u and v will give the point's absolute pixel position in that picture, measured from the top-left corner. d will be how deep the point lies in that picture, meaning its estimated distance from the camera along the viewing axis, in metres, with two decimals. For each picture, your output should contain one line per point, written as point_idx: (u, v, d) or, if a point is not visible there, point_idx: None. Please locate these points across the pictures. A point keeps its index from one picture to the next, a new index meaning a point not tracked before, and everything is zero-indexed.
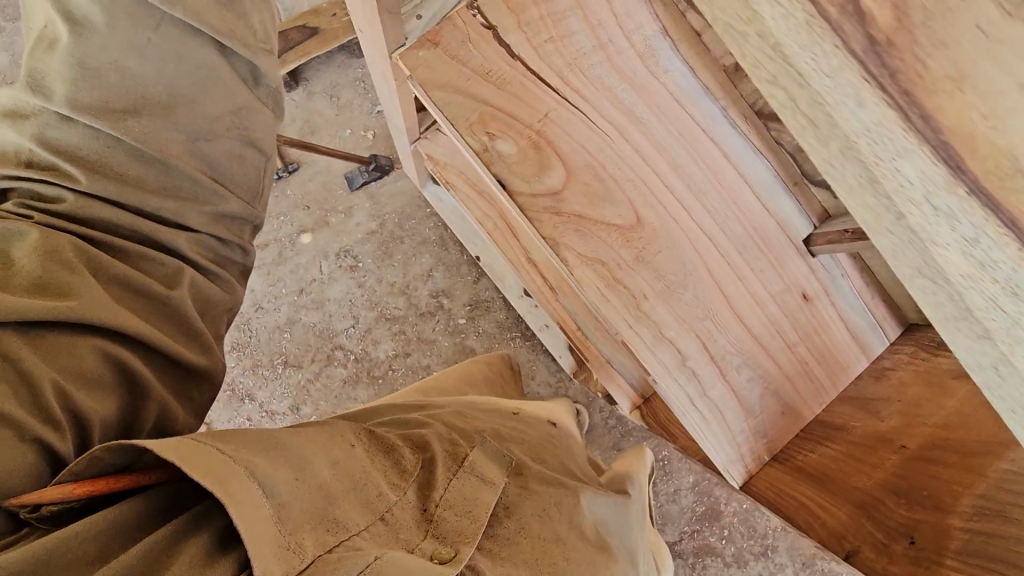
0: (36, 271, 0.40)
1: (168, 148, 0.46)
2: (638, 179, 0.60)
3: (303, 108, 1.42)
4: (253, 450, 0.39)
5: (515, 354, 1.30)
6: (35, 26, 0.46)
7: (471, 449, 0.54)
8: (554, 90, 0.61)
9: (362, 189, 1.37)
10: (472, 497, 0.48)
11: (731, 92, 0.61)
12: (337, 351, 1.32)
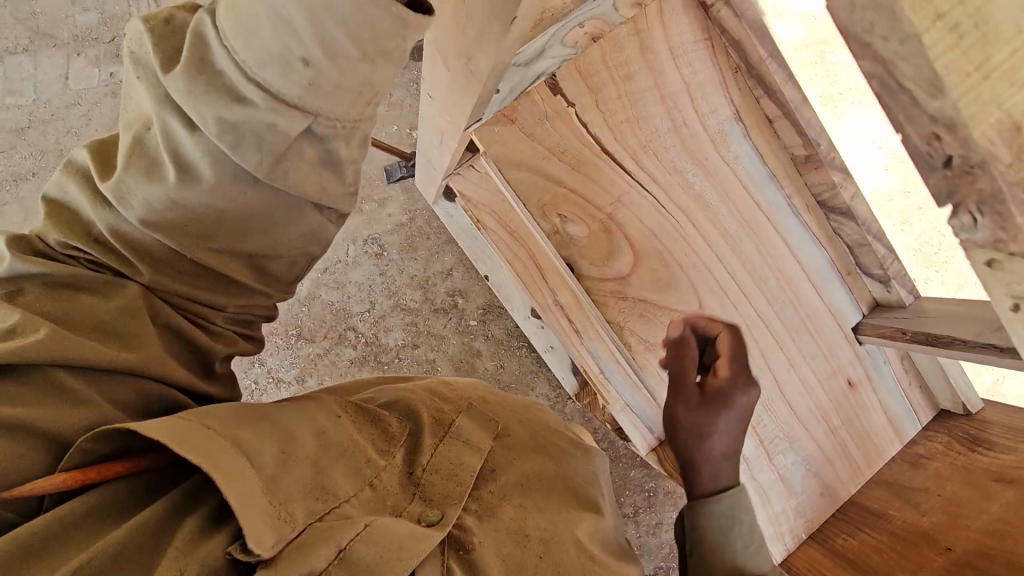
0: (98, 323, 0.55)
1: (230, 266, 0.58)
2: (702, 271, 0.90)
3: None
4: (244, 430, 0.58)
5: (520, 360, 1.71)
6: (134, 128, 0.54)
7: (454, 417, 0.79)
8: (631, 179, 0.89)
9: (398, 182, 1.75)
10: (456, 465, 0.71)
11: (795, 183, 0.89)
12: (348, 332, 1.73)
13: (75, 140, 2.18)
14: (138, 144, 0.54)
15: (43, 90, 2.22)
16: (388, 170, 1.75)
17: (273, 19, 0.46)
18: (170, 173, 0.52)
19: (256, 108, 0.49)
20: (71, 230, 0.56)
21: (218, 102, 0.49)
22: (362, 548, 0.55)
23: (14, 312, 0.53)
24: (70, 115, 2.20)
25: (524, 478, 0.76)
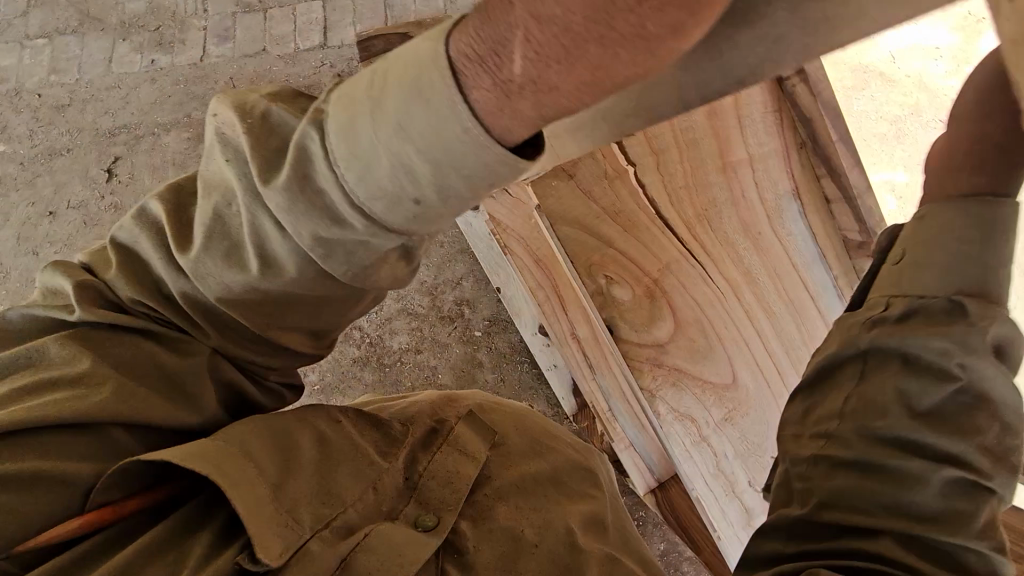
0: (153, 379, 0.67)
1: (287, 340, 0.70)
2: (732, 338, 1.09)
3: None
4: (249, 439, 0.65)
5: (522, 376, 1.72)
6: (208, 210, 0.64)
7: (457, 424, 0.80)
8: (682, 245, 1.10)
9: None
10: (453, 474, 0.74)
11: (840, 263, 1.08)
12: (354, 330, 1.74)
13: (110, 121, 2.23)
14: (220, 226, 0.64)
15: (85, 70, 2.29)
16: None
17: (391, 159, 0.55)
18: (255, 267, 0.63)
19: (353, 232, 0.59)
20: (139, 285, 0.67)
21: (317, 223, 0.58)
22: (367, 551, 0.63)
23: (82, 359, 0.64)
24: (108, 97, 2.26)
25: (522, 480, 0.78)
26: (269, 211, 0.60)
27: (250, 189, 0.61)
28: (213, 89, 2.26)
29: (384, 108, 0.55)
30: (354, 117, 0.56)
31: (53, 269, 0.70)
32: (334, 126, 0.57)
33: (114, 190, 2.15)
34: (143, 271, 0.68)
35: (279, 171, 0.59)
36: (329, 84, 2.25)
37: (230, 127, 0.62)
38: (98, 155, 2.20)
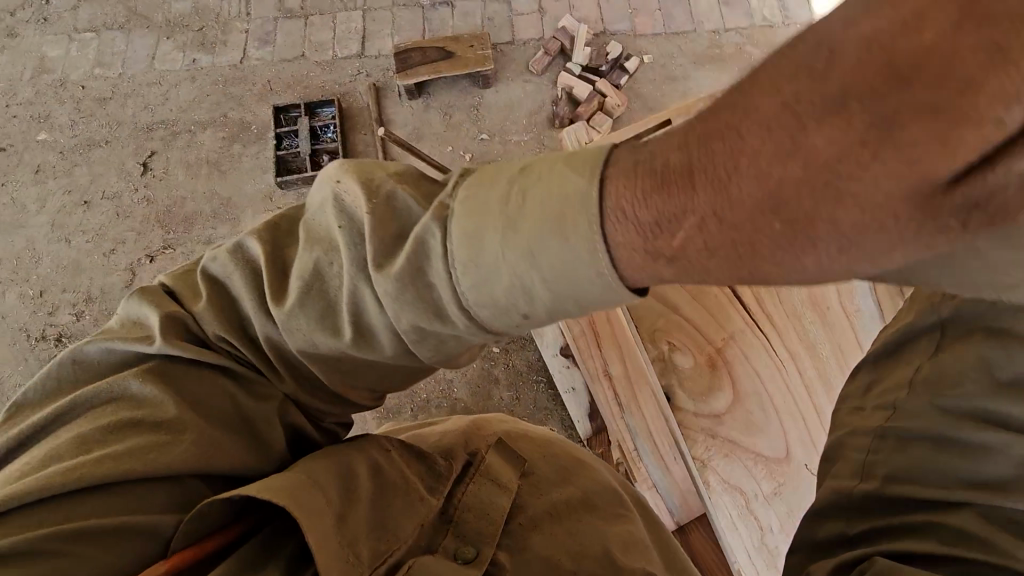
0: (233, 423, 0.77)
1: (351, 389, 0.78)
2: (793, 418, 1.19)
3: (420, 116, 2.27)
4: (315, 471, 0.71)
5: (537, 393, 1.82)
6: (304, 269, 0.71)
7: (490, 456, 0.87)
8: (748, 318, 1.25)
9: None
10: (489, 506, 0.81)
11: None
12: None
13: (149, 116, 2.28)
14: (319, 284, 0.71)
15: (129, 66, 2.36)
16: None
17: (513, 280, 0.62)
18: (349, 337, 0.70)
19: (455, 331, 0.67)
20: (226, 325, 0.76)
21: (421, 317, 0.66)
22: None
23: (168, 408, 0.74)
24: (149, 93, 2.32)
25: (553, 510, 0.85)
26: (374, 288, 0.67)
27: (360, 265, 0.68)
28: (250, 91, 2.31)
29: (517, 223, 0.61)
30: (484, 229, 0.62)
31: (140, 298, 0.79)
32: (457, 231, 0.63)
33: (148, 184, 2.18)
34: (224, 313, 0.77)
35: (395, 260, 0.66)
36: (363, 92, 2.29)
37: (354, 199, 0.69)
38: (135, 148, 2.24)
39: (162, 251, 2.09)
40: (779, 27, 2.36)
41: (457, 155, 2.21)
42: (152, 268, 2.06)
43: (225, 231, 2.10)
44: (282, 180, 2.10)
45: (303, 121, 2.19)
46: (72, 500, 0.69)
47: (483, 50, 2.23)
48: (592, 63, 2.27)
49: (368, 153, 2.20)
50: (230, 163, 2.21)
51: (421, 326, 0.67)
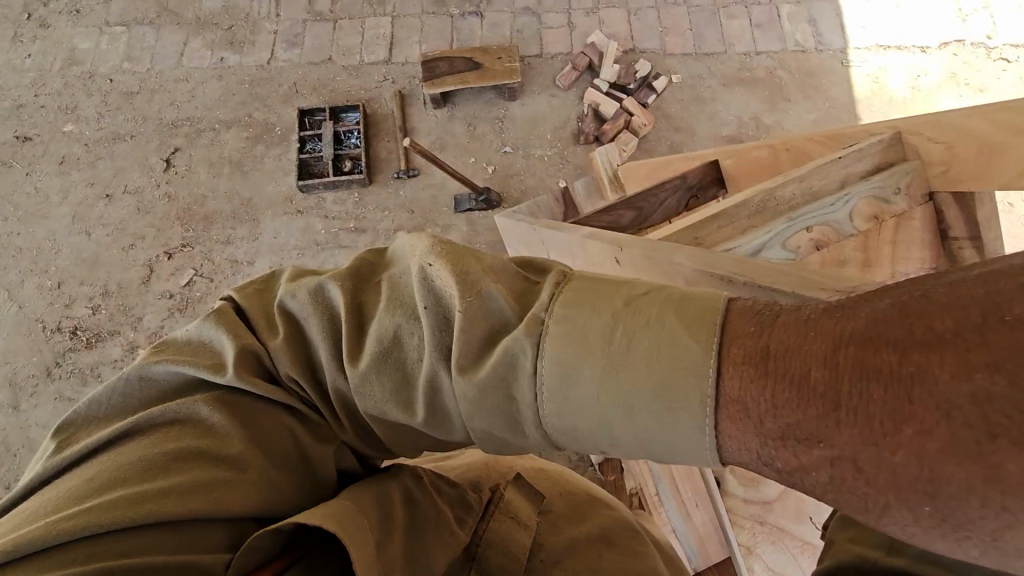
0: (291, 465, 0.73)
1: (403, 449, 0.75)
2: None
3: (444, 125, 2.26)
4: (356, 504, 0.69)
5: None
6: (379, 338, 0.69)
7: (511, 492, 0.85)
8: None
9: (465, 212, 2.08)
10: (512, 541, 0.78)
11: None
12: None
13: (175, 113, 2.29)
14: (393, 359, 0.69)
15: (158, 62, 2.37)
16: (457, 200, 2.09)
17: (599, 420, 0.59)
18: (422, 415, 0.67)
19: (528, 444, 0.65)
20: (301, 368, 0.74)
21: (496, 422, 0.64)
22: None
23: (233, 440, 0.70)
24: (176, 89, 2.33)
25: (575, 545, 0.81)
26: (454, 379, 0.65)
27: (443, 350, 0.66)
28: (275, 92, 2.31)
29: (620, 369, 0.58)
30: (582, 366, 0.59)
31: (215, 320, 0.76)
32: (552, 358, 0.60)
33: (170, 180, 2.19)
34: (301, 352, 0.74)
35: (482, 366, 0.63)
36: (389, 99, 2.29)
37: (444, 286, 0.66)
38: (159, 144, 2.25)
39: (180, 249, 2.08)
40: (811, 52, 2.33)
41: (480, 167, 2.20)
42: (170, 265, 2.06)
43: (245, 232, 2.10)
44: (304, 184, 2.09)
45: (327, 125, 2.19)
46: (124, 536, 0.62)
47: (511, 63, 2.22)
48: (620, 81, 2.25)
49: (391, 160, 2.19)
50: (253, 163, 2.21)
51: (491, 429, 0.65)
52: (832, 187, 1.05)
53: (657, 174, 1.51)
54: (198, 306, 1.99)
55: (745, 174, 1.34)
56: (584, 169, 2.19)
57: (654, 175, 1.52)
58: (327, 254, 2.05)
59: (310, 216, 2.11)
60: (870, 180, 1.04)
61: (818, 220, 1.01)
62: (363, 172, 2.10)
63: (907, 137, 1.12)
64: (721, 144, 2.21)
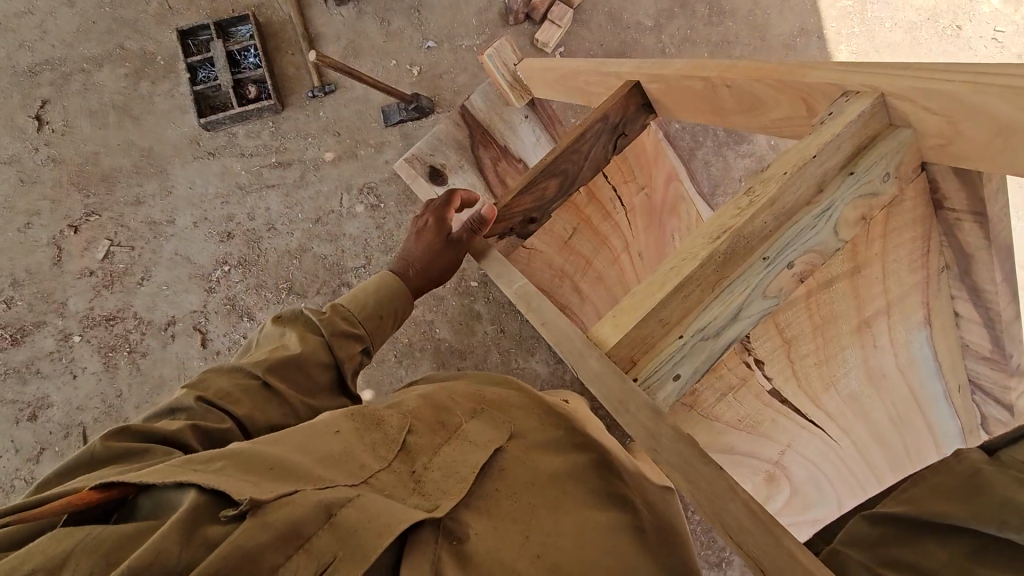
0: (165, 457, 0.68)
1: None
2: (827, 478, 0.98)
3: (352, 25, 1.97)
4: (219, 459, 0.65)
5: (523, 323, 1.78)
6: (266, 342, 0.89)
7: (461, 425, 0.86)
8: (804, 418, 0.81)
9: (396, 124, 1.88)
10: (460, 464, 0.79)
11: (957, 375, 0.87)
12: (344, 286, 1.80)
13: (29, 58, 1.92)
14: (276, 342, 0.88)
15: None
16: (385, 112, 1.87)
17: (369, 305, 0.99)
18: (297, 345, 0.86)
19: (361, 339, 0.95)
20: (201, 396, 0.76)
21: (336, 325, 0.92)
22: (348, 517, 0.62)
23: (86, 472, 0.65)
24: (21, 26, 1.93)
25: (534, 480, 0.83)
26: (310, 323, 0.91)
27: (302, 324, 0.91)
28: (144, 13, 1.94)
29: (362, 292, 1.01)
30: (352, 297, 0.99)
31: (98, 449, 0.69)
32: (341, 301, 0.98)
33: (48, 141, 1.88)
34: (203, 402, 0.75)
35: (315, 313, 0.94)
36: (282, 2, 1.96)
37: (292, 314, 0.92)
38: (23, 99, 1.90)
39: (86, 219, 1.84)
40: None
41: (403, 70, 1.95)
42: (80, 239, 1.83)
43: (154, 187, 1.86)
44: (207, 122, 1.83)
45: (217, 45, 1.87)
46: None
47: None
48: None
49: (301, 76, 1.92)
50: (141, 106, 1.90)
51: (346, 333, 0.93)
52: (806, 195, 0.69)
53: (569, 85, 1.28)
54: (125, 279, 1.80)
55: (672, 97, 1.02)
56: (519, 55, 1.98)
57: (561, 84, 1.32)
58: (255, 196, 1.86)
59: (223, 157, 1.87)
60: (851, 174, 0.70)
61: (800, 251, 0.68)
62: (272, 97, 1.84)
63: (894, 102, 0.68)
64: (662, 4, 2.01)
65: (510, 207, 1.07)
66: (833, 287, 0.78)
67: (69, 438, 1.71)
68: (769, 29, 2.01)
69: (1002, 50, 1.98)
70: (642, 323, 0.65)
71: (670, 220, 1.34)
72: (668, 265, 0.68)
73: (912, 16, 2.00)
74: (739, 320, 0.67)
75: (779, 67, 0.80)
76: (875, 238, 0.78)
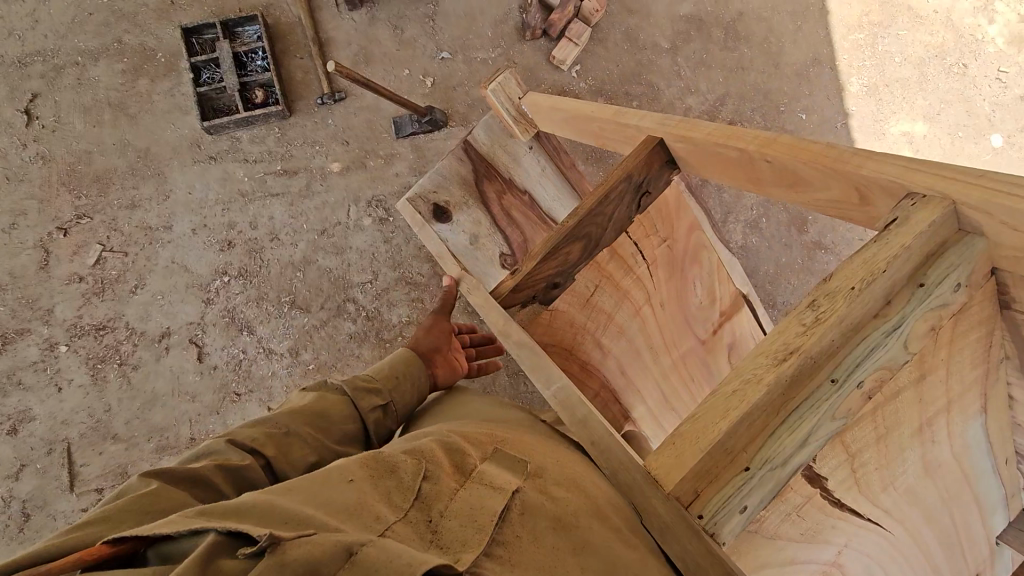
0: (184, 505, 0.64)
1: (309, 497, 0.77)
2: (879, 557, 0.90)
3: (365, 31, 1.91)
4: (235, 507, 0.58)
5: None
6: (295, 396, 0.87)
7: (483, 464, 0.74)
8: (863, 515, 0.79)
9: (408, 136, 1.83)
10: (476, 510, 0.66)
11: (1004, 450, 0.90)
12: (349, 302, 1.75)
13: (18, 47, 1.82)
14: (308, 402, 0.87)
15: None
16: (397, 123, 1.82)
17: (400, 385, 0.97)
18: (316, 403, 0.85)
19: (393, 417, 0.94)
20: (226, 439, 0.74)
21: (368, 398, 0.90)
22: (370, 554, 0.52)
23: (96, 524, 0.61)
24: (11, 13, 1.82)
25: (560, 522, 0.69)
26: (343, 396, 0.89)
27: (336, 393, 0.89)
28: (145, 6, 1.85)
29: (395, 368, 0.98)
30: (385, 375, 0.97)
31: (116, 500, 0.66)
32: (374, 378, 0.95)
33: (38, 137, 1.79)
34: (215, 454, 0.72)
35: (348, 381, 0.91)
36: (292, 3, 1.89)
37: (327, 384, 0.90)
38: (11, 90, 1.80)
39: (76, 221, 1.75)
40: None
41: (416, 80, 1.90)
42: (69, 243, 1.74)
43: (151, 191, 1.78)
44: (210, 125, 1.75)
45: (223, 45, 1.79)
46: None
47: None
48: None
49: (310, 81, 1.86)
50: (139, 104, 1.82)
51: (367, 386, 0.91)
52: (872, 310, 0.69)
53: (582, 127, 1.19)
54: (118, 286, 1.72)
55: (705, 162, 0.97)
56: (535, 71, 1.95)
57: (575, 125, 1.22)
58: (258, 204, 1.79)
59: (225, 162, 1.80)
60: (920, 285, 0.70)
61: (874, 368, 0.67)
62: (280, 102, 1.78)
63: (964, 210, 0.70)
64: (679, 25, 2.00)
65: (531, 275, 1.05)
66: (901, 398, 0.76)
67: (52, 453, 1.64)
68: (783, 57, 2.02)
69: (1004, 91, 2.03)
70: (707, 456, 0.63)
71: (693, 269, 1.29)
72: (730, 387, 0.67)
73: (920, 52, 2.04)
74: (808, 447, 0.65)
75: (828, 150, 0.78)
76: (943, 345, 0.77)
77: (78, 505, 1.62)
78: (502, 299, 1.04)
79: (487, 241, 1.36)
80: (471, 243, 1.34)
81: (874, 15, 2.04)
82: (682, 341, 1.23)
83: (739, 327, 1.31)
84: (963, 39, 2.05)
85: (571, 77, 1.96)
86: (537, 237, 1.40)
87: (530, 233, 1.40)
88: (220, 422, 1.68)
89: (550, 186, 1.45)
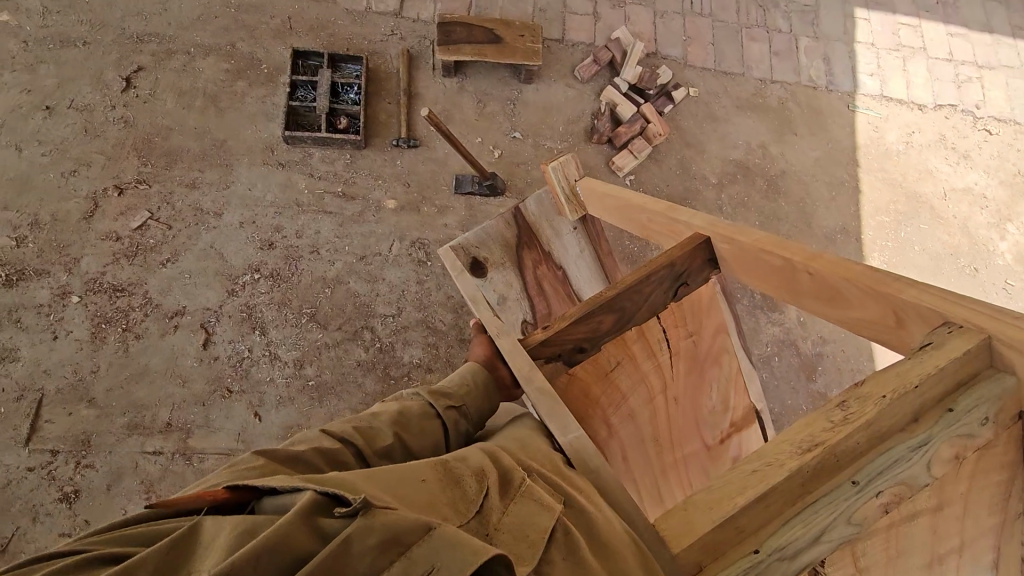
0: None
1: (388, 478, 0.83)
2: None
3: (452, 97, 2.09)
4: (326, 478, 0.62)
5: None
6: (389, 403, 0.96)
7: (533, 478, 0.73)
8: None
9: (465, 194, 1.94)
10: (528, 526, 0.66)
11: None
12: (365, 331, 1.75)
13: (141, 25, 1.97)
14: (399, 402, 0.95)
15: None
16: (459, 180, 1.94)
17: (467, 388, 1.00)
18: (395, 410, 0.91)
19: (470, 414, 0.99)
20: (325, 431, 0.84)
21: (443, 400, 0.96)
22: (443, 531, 0.56)
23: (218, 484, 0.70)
24: None
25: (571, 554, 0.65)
26: (423, 399, 0.96)
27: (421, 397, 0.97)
28: (265, 24, 2.03)
29: (469, 379, 1.02)
30: (461, 379, 1.02)
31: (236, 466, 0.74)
32: (446, 382, 1.01)
33: (128, 104, 1.89)
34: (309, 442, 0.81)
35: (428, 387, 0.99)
36: (395, 57, 2.09)
37: (413, 394, 0.98)
38: (119, 58, 1.93)
39: (134, 185, 1.81)
40: (822, 90, 2.37)
41: (485, 149, 2.05)
42: (120, 202, 1.78)
43: (213, 177, 1.84)
44: (291, 135, 1.86)
45: (325, 74, 1.96)
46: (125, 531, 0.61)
47: (533, 43, 2.07)
48: (640, 84, 2.18)
49: (390, 124, 2.00)
50: (230, 101, 1.93)
51: (439, 391, 0.98)
52: (900, 421, 0.63)
53: (629, 216, 1.25)
54: (150, 254, 1.74)
55: (743, 264, 1.00)
56: (593, 169, 2.11)
57: (622, 214, 1.27)
58: (309, 217, 1.85)
59: (292, 171, 1.89)
60: (949, 409, 0.64)
61: (891, 481, 0.60)
62: (359, 133, 1.91)
63: (1000, 347, 0.67)
64: (728, 167, 2.20)
65: (560, 334, 1.02)
66: (915, 522, 0.62)
67: (20, 401, 1.57)
68: (816, 219, 2.19)
69: (1010, 301, 2.19)
70: (720, 528, 0.57)
71: (712, 370, 1.26)
72: (750, 465, 0.61)
73: (938, 247, 2.22)
74: (821, 544, 0.58)
75: (868, 270, 0.80)
76: (964, 479, 0.64)
77: (24, 463, 1.52)
78: (530, 348, 1.00)
79: (514, 305, 1.38)
80: (498, 303, 1.36)
81: (901, 205, 2.25)
82: (688, 441, 1.19)
83: (748, 440, 1.25)
84: (977, 247, 2.24)
85: (624, 184, 2.11)
86: (561, 312, 1.43)
87: (556, 307, 1.43)
88: (202, 414, 1.61)
89: (584, 268, 1.51)
